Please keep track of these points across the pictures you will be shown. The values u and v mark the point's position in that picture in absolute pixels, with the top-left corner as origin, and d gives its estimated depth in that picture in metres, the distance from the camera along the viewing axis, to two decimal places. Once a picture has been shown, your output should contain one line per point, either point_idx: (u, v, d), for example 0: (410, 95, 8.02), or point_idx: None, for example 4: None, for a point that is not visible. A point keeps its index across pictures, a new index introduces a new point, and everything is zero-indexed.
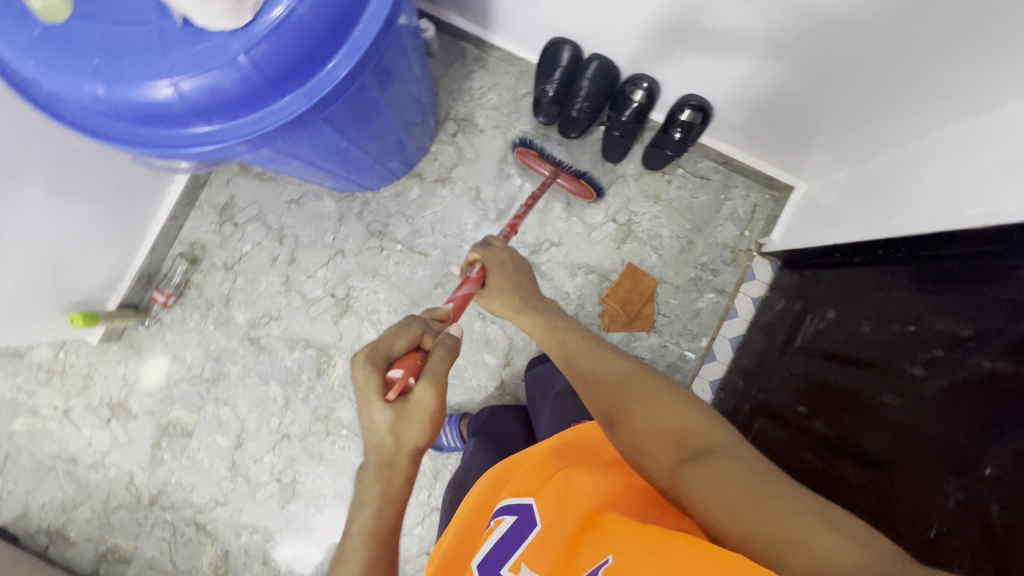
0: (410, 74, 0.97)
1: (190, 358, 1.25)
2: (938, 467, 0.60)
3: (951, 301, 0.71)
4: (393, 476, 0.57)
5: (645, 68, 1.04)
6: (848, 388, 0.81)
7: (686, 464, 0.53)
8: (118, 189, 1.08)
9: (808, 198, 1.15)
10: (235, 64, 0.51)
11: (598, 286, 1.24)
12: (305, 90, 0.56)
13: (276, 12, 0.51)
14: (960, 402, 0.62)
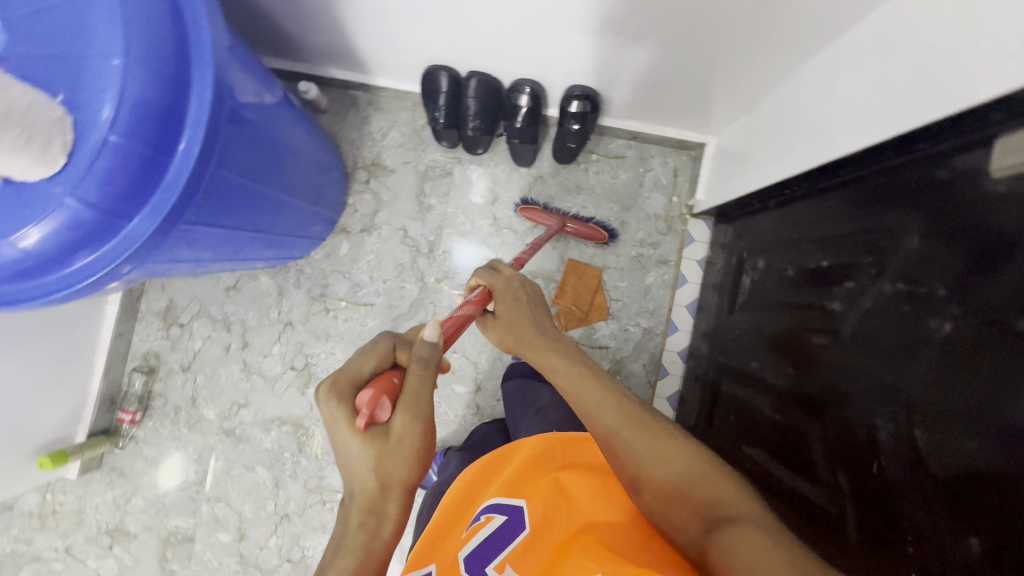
0: (294, 143, 0.98)
1: (173, 466, 1.25)
2: (869, 400, 0.60)
3: (851, 228, 0.71)
4: (382, 524, 0.50)
5: (523, 73, 1.04)
6: (787, 334, 0.82)
7: (715, 538, 0.49)
8: (53, 327, 1.08)
9: (719, 151, 1.16)
10: (65, 206, 0.52)
11: (545, 289, 1.24)
12: (151, 208, 0.57)
13: (90, 146, 0.52)
14: (873, 331, 0.62)
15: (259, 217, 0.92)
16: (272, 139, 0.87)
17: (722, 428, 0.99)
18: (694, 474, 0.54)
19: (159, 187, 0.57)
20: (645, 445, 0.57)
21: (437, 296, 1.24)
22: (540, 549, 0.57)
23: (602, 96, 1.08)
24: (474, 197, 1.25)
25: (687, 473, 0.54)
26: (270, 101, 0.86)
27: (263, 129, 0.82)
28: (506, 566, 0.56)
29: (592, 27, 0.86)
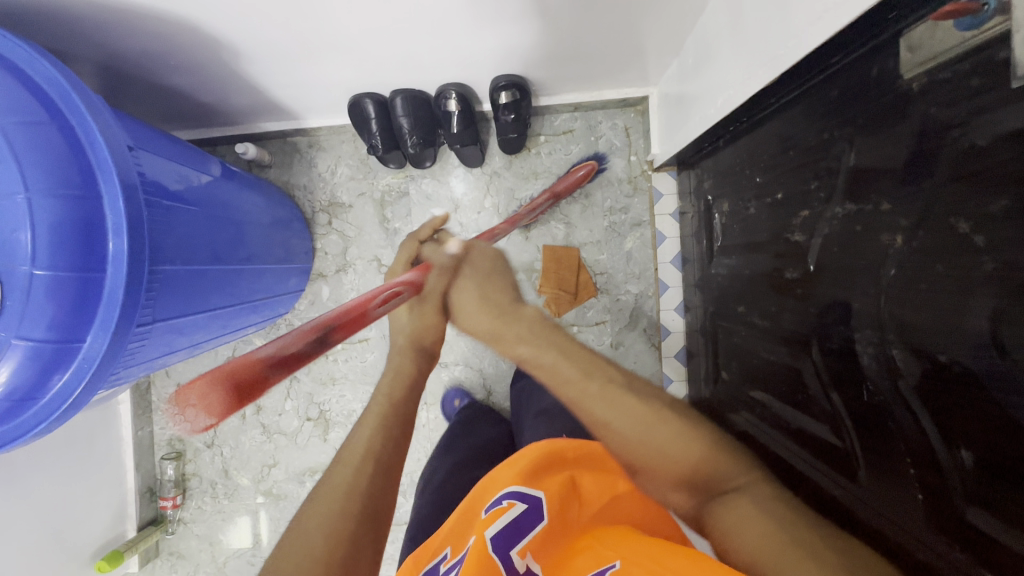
0: (243, 211, 0.98)
1: (224, 537, 1.29)
2: (847, 329, 0.59)
3: (795, 154, 0.69)
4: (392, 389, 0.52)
5: (445, 78, 1.03)
6: (763, 271, 0.80)
7: (716, 521, 0.46)
8: (78, 439, 1.11)
9: (662, 99, 1.12)
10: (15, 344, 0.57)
11: (529, 281, 1.23)
12: (100, 323, 0.57)
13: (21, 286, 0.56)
14: (836, 259, 0.60)
15: (232, 291, 0.93)
16: (217, 215, 0.87)
17: (733, 381, 0.97)
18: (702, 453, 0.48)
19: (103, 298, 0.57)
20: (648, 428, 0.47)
21: None
22: (557, 542, 0.51)
23: (528, 79, 1.06)
24: (435, 210, 1.24)
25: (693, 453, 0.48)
26: (205, 181, 0.87)
27: (204, 212, 0.83)
28: (530, 555, 0.48)
29: (492, 19, 0.83)
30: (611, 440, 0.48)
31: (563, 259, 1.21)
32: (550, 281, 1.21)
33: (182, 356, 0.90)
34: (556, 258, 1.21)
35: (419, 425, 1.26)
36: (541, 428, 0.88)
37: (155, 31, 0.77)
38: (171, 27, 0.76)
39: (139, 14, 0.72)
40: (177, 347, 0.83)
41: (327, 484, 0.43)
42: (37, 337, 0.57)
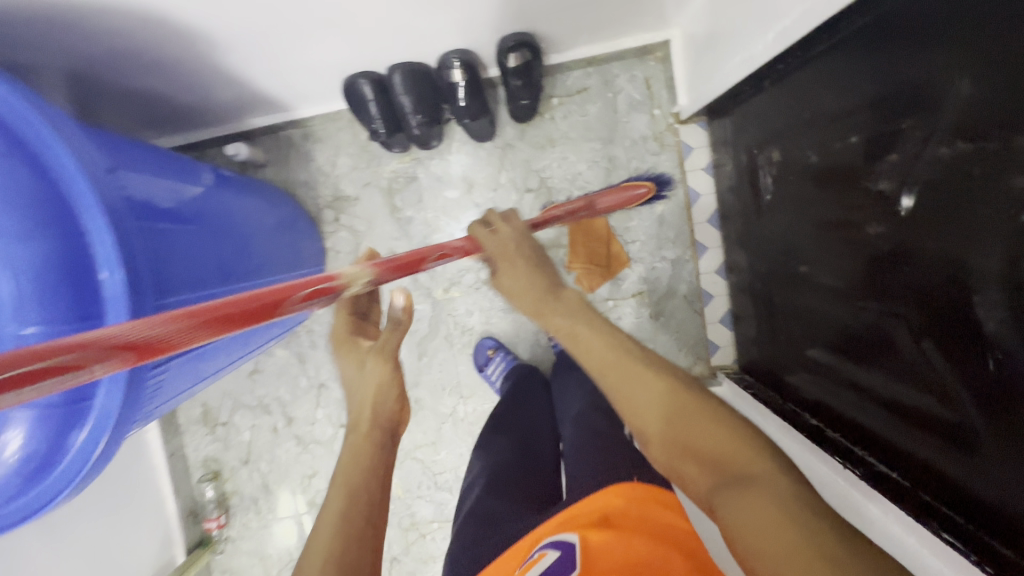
0: (246, 219, 0.90)
1: (274, 551, 1.27)
2: (955, 288, 0.51)
3: (872, 91, 0.59)
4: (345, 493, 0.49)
5: (446, 45, 0.92)
6: (830, 225, 0.71)
7: (720, 499, 0.41)
8: (112, 474, 1.07)
9: (687, 41, 1.01)
10: None
11: (557, 258, 1.15)
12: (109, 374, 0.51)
13: None
14: (939, 208, 0.51)
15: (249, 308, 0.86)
16: (220, 227, 0.80)
17: (793, 346, 0.90)
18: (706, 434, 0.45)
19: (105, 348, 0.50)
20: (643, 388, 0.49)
21: (453, 306, 1.18)
22: None
23: (537, 35, 0.95)
24: (449, 192, 1.15)
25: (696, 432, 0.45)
26: (201, 192, 0.79)
27: (206, 226, 0.76)
28: None
29: None
30: (615, 401, 0.50)
31: (591, 230, 1.12)
32: (578, 255, 1.13)
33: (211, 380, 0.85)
34: (583, 231, 1.12)
35: (458, 420, 1.21)
36: (595, 419, 0.81)
37: (118, 28, 0.67)
38: (137, 23, 0.66)
39: (100, 9, 0.62)
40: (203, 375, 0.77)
41: (315, 539, 0.46)
42: None
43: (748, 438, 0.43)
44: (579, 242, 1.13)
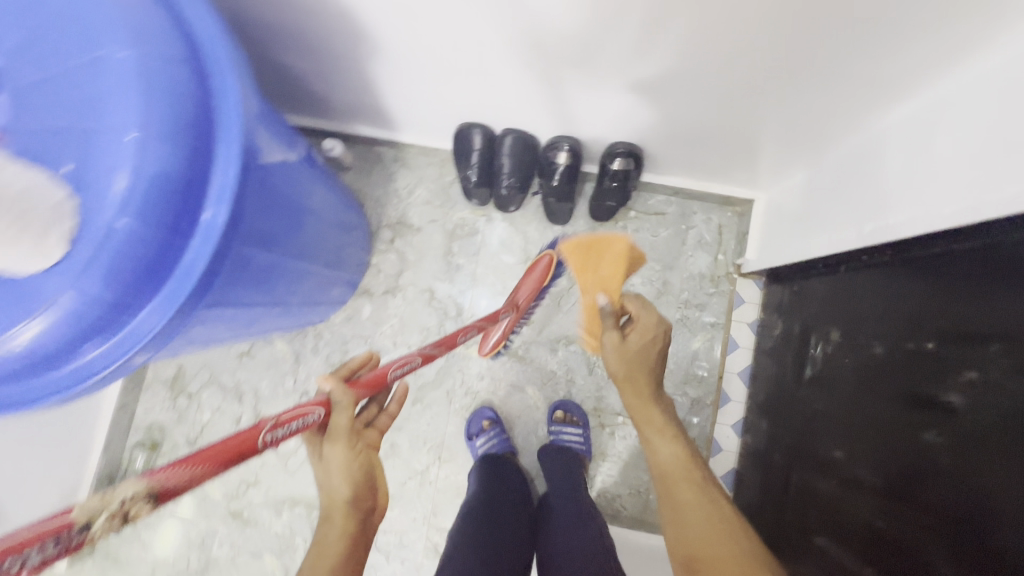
0: (321, 208, 0.87)
1: (174, 553, 1.14)
2: (933, 520, 0.59)
3: (948, 318, 0.62)
4: (331, 530, 0.64)
5: (562, 130, 0.99)
6: (840, 406, 0.79)
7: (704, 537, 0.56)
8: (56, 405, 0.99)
9: (772, 207, 1.08)
10: (63, 303, 0.44)
11: (583, 355, 1.15)
12: (164, 296, 0.48)
13: (95, 228, 0.44)
14: (961, 453, 0.57)
15: (276, 291, 0.80)
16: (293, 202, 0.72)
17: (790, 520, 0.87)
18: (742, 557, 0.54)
19: (26, 286, 0.44)
20: (627, 382, 0.71)
21: (468, 364, 1.15)
22: None
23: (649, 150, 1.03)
24: (506, 257, 1.17)
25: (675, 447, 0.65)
26: (300, 163, 0.76)
27: (296, 202, 0.73)
28: None
29: (634, 83, 0.80)
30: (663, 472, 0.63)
31: (604, 254, 0.87)
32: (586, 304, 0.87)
33: (202, 342, 0.76)
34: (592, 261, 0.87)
35: (425, 480, 1.13)
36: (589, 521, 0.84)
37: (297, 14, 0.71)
38: (338, 11, 0.71)
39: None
40: (201, 339, 0.69)
41: None
42: (94, 293, 0.45)
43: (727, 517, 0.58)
44: (586, 276, 0.87)
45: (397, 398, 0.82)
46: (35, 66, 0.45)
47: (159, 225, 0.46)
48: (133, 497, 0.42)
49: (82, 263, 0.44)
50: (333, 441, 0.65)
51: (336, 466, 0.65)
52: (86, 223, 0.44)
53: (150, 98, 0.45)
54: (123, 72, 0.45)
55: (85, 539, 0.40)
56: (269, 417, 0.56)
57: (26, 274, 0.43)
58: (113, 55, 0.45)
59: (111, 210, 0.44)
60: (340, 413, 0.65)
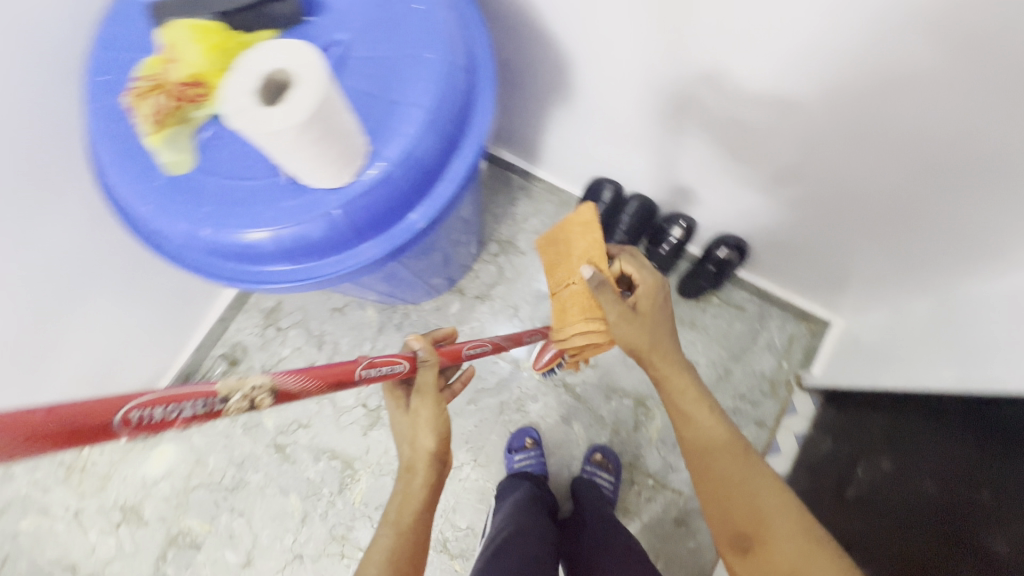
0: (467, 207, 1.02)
1: (213, 463, 1.22)
2: None
3: (1002, 475, 0.68)
4: (413, 477, 0.70)
5: (681, 208, 1.12)
6: (879, 531, 0.84)
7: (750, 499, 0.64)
8: (181, 297, 1.12)
9: (847, 335, 1.16)
10: (329, 218, 0.58)
11: (633, 411, 1.22)
12: (387, 236, 0.62)
13: (373, 172, 0.58)
14: None
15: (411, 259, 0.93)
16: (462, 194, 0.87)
17: None
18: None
19: (303, 197, 0.57)
20: (691, 427, 0.71)
21: (527, 384, 1.24)
22: None
23: (752, 248, 1.14)
24: None
25: (755, 492, 0.65)
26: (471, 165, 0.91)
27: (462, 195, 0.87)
28: None
29: (767, 185, 0.92)
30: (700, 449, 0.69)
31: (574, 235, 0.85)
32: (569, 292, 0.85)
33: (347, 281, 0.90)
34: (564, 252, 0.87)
35: (455, 476, 1.20)
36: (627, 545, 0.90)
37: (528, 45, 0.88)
38: (554, 59, 0.88)
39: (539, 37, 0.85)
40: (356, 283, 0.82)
41: (374, 543, 0.65)
42: (352, 218, 0.59)
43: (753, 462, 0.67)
44: (571, 265, 0.85)
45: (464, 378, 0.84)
46: (365, 45, 0.60)
47: (411, 184, 0.60)
48: (258, 388, 0.51)
49: (353, 194, 0.57)
50: (422, 396, 0.71)
51: (421, 418, 0.71)
52: (369, 166, 0.57)
53: (439, 93, 0.59)
54: (427, 71, 0.60)
55: (222, 413, 0.49)
56: (362, 359, 0.64)
57: (315, 189, 0.57)
58: (424, 55, 0.60)
59: (386, 163, 0.58)
60: (426, 370, 0.71)
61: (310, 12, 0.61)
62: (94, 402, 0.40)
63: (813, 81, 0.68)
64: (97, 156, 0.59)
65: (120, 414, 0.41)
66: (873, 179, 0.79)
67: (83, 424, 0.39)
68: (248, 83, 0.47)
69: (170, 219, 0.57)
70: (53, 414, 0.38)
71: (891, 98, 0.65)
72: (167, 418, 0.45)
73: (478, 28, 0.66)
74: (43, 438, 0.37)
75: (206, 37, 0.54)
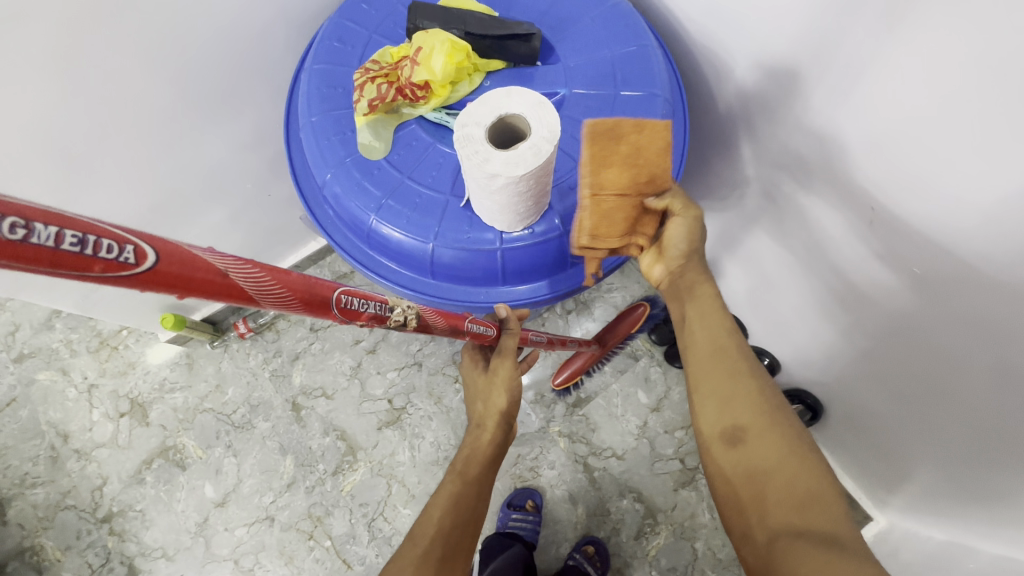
0: None
1: (230, 395, 1.22)
2: None
3: None
4: (481, 434, 0.66)
5: (770, 346, 1.11)
6: None
7: (760, 479, 0.50)
8: (275, 234, 1.15)
9: (883, 535, 1.11)
10: (488, 255, 0.59)
11: (641, 519, 1.17)
12: (527, 288, 0.63)
13: (544, 230, 0.59)
14: None
15: None
16: None
17: None
18: (820, 530, 0.45)
19: (473, 229, 0.58)
20: (703, 366, 0.56)
21: (550, 447, 1.22)
22: None
23: (825, 413, 1.10)
24: (642, 395, 1.24)
25: (734, 403, 0.53)
26: None
27: None
28: None
29: (870, 370, 0.89)
30: (719, 407, 0.54)
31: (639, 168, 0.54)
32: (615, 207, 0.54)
33: None
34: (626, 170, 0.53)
35: None
36: None
37: (705, 142, 0.89)
38: (722, 166, 0.89)
39: (720, 141, 0.86)
40: None
41: (439, 492, 0.60)
42: (508, 261, 0.59)
43: (785, 430, 0.51)
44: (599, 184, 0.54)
45: (531, 359, 0.79)
46: (580, 109, 0.61)
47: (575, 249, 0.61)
48: (412, 310, 0.52)
49: (520, 242, 0.58)
50: (502, 360, 0.66)
51: (496, 377, 0.66)
52: (543, 223, 0.58)
53: None
54: None
55: (384, 323, 0.50)
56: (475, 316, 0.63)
57: (489, 225, 0.57)
58: None
59: (560, 231, 0.59)
60: (508, 337, 0.66)
61: (543, 57, 0.63)
62: (324, 280, 0.43)
63: (945, 307, 0.67)
64: (301, 110, 0.62)
65: (337, 294, 0.44)
66: (977, 413, 0.75)
67: (313, 295, 0.42)
68: (485, 118, 0.48)
69: (343, 193, 0.59)
70: (298, 277, 0.41)
71: (1011, 346, 0.62)
72: (357, 312, 0.46)
73: (682, 129, 0.66)
74: (287, 294, 0.40)
75: (453, 52, 0.57)
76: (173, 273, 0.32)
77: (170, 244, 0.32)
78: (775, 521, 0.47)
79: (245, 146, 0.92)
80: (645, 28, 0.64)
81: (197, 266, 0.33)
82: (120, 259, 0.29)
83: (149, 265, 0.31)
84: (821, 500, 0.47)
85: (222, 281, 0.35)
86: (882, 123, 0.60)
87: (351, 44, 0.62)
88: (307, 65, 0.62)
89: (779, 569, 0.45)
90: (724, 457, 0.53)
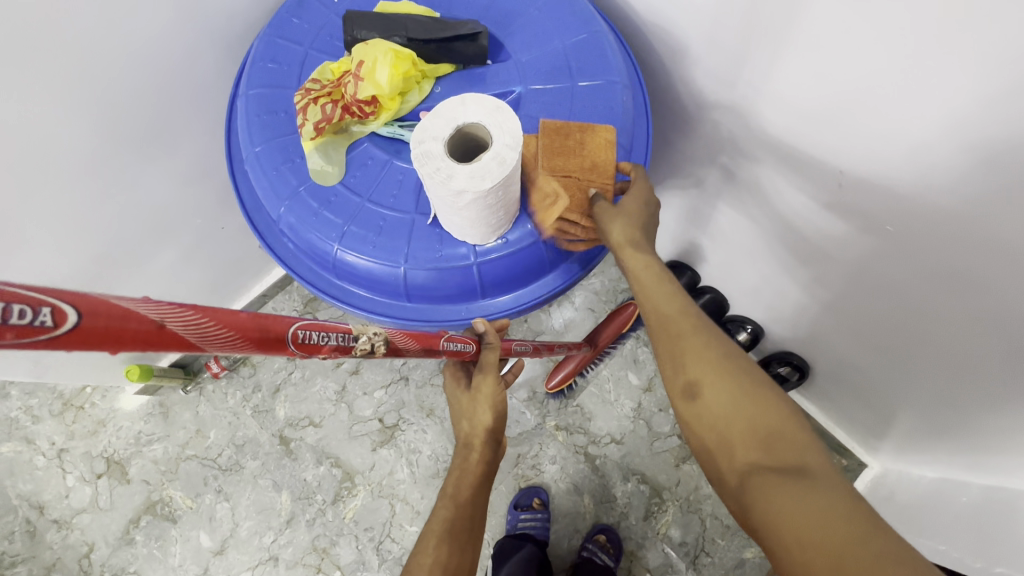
0: None
1: (212, 439, 1.17)
2: None
3: None
4: (469, 455, 0.64)
5: (751, 313, 1.12)
6: None
7: (726, 424, 0.47)
8: (234, 266, 1.09)
9: (879, 480, 1.15)
10: (464, 271, 0.56)
11: (647, 499, 1.18)
12: (509, 297, 0.61)
13: (518, 237, 0.56)
14: None
15: None
16: None
17: None
18: (790, 463, 0.43)
19: (444, 246, 0.55)
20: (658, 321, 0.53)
21: (548, 442, 1.21)
22: None
23: (812, 371, 1.12)
24: (632, 376, 1.24)
25: (692, 353, 0.50)
26: None
27: None
28: None
29: (849, 329, 0.91)
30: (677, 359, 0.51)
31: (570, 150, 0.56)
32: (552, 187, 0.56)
33: None
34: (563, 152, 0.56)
35: None
36: None
37: (664, 120, 0.88)
38: (684, 142, 0.88)
39: (679, 118, 0.85)
40: None
41: (433, 521, 0.58)
42: (486, 273, 0.57)
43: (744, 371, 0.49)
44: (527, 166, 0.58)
45: (515, 370, 0.77)
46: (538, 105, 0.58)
47: (552, 251, 0.59)
48: (379, 337, 0.49)
49: (495, 253, 0.56)
50: (484, 376, 0.63)
51: (479, 394, 0.64)
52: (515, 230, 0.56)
53: None
54: None
55: (349, 352, 0.47)
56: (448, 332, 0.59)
57: (460, 240, 0.55)
58: None
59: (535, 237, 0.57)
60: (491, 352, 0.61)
61: (493, 56, 0.60)
62: (279, 315, 0.40)
63: (916, 265, 0.67)
64: (243, 141, 0.58)
65: (293, 329, 0.40)
66: (957, 358, 0.76)
67: (265, 334, 0.38)
68: (443, 130, 0.45)
69: (301, 225, 0.55)
70: (247, 317, 0.37)
71: (983, 293, 0.63)
72: (316, 345, 0.43)
73: (644, 113, 0.64)
74: (236, 336, 0.36)
75: (397, 61, 0.53)
76: (99, 330, 0.29)
77: (92, 299, 0.29)
78: (745, 461, 0.45)
79: (183, 181, 0.86)
80: (593, 13, 0.61)
81: (126, 320, 0.30)
82: (35, 323, 0.26)
83: (71, 325, 0.28)
84: (784, 434, 0.45)
85: (157, 331, 0.31)
86: (837, 92, 0.58)
87: (286, 63, 0.58)
88: (242, 92, 0.58)
89: (754, 509, 0.42)
90: (686, 411, 0.50)
